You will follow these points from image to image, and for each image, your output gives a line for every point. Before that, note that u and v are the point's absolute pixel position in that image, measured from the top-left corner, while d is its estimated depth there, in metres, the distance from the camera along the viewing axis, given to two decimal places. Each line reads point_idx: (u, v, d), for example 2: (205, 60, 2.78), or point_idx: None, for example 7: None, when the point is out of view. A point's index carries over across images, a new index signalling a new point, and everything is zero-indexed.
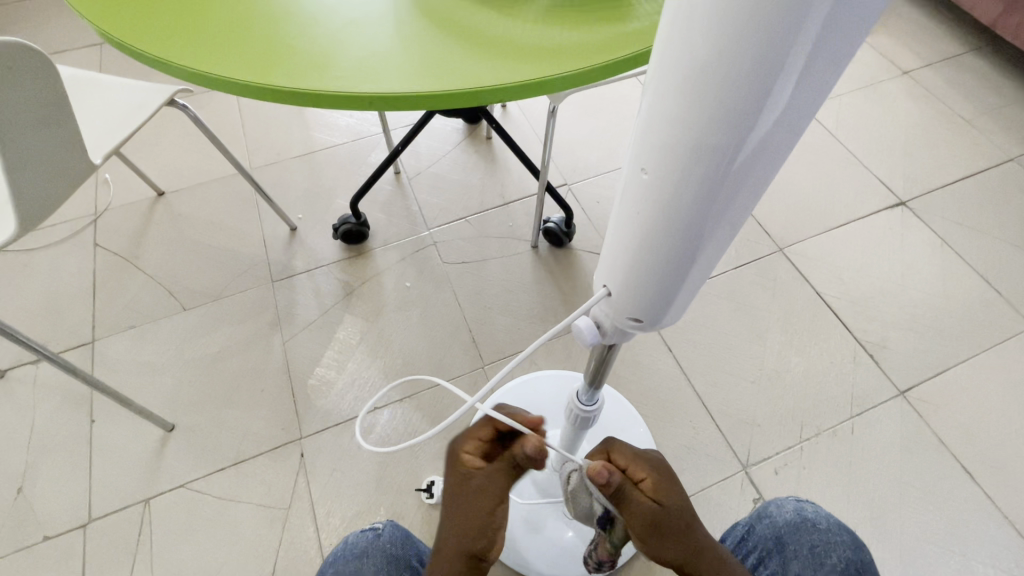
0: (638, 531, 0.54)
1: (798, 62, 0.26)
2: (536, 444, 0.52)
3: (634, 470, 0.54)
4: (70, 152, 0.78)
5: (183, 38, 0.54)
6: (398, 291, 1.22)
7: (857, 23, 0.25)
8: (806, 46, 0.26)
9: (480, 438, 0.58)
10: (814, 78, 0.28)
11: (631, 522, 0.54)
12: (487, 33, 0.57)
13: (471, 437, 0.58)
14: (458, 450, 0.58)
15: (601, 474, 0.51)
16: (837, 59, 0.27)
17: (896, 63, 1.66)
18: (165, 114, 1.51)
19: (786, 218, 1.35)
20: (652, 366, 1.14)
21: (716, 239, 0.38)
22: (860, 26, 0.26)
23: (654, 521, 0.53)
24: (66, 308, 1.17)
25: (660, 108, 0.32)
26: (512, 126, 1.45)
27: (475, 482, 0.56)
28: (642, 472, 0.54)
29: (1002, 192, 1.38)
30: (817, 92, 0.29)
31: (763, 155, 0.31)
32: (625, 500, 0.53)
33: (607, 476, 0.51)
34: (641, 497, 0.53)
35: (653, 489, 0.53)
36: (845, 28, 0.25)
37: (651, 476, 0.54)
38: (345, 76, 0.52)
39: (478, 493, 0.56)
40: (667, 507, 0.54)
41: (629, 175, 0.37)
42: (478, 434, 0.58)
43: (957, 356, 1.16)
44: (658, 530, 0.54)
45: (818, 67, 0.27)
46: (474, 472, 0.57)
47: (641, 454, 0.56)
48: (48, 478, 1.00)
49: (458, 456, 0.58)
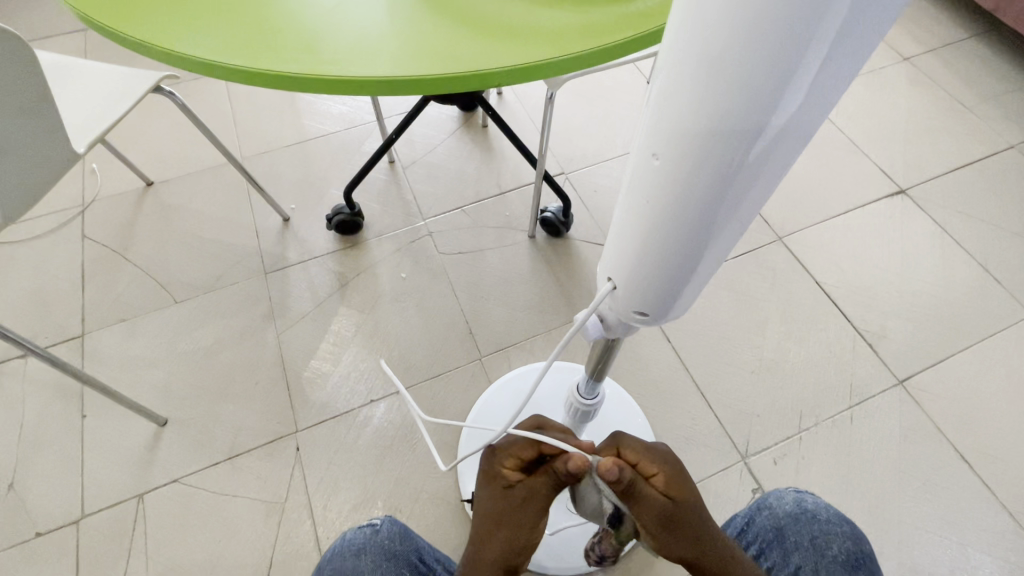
0: (652, 527, 0.53)
1: (823, 49, 0.24)
2: (579, 462, 0.51)
3: (645, 464, 0.54)
4: (53, 140, 0.76)
5: (168, 19, 0.52)
6: (393, 283, 1.20)
7: (888, 8, 0.23)
8: (832, 32, 0.24)
9: (518, 455, 0.57)
10: (837, 67, 0.26)
11: (643, 518, 0.53)
12: (485, 15, 0.54)
13: (510, 454, 0.57)
14: (495, 465, 0.58)
15: (613, 471, 0.50)
16: (862, 49, 0.25)
17: (897, 49, 1.64)
18: (152, 101, 1.48)
19: (785, 207, 1.33)
20: (651, 356, 1.13)
21: (726, 233, 0.36)
22: (890, 12, 0.24)
23: (667, 516, 0.53)
24: (54, 302, 1.15)
25: (673, 94, 0.30)
26: (508, 114, 1.43)
27: (516, 498, 0.56)
28: (653, 467, 0.54)
29: (1001, 179, 1.37)
30: (839, 83, 0.27)
31: (778, 147, 0.30)
32: (638, 497, 0.52)
33: (618, 473, 0.50)
34: (653, 491, 0.52)
35: (664, 483, 0.53)
36: (873, 16, 0.23)
37: (662, 470, 0.54)
38: (336, 59, 0.50)
39: (517, 508, 0.56)
40: (679, 500, 0.53)
41: (638, 163, 0.36)
42: (518, 452, 0.57)
43: (956, 345, 1.15)
44: (672, 525, 0.53)
45: (842, 55, 0.25)
46: (513, 487, 0.56)
47: (651, 449, 0.56)
48: (40, 475, 0.99)
49: (497, 470, 0.57)
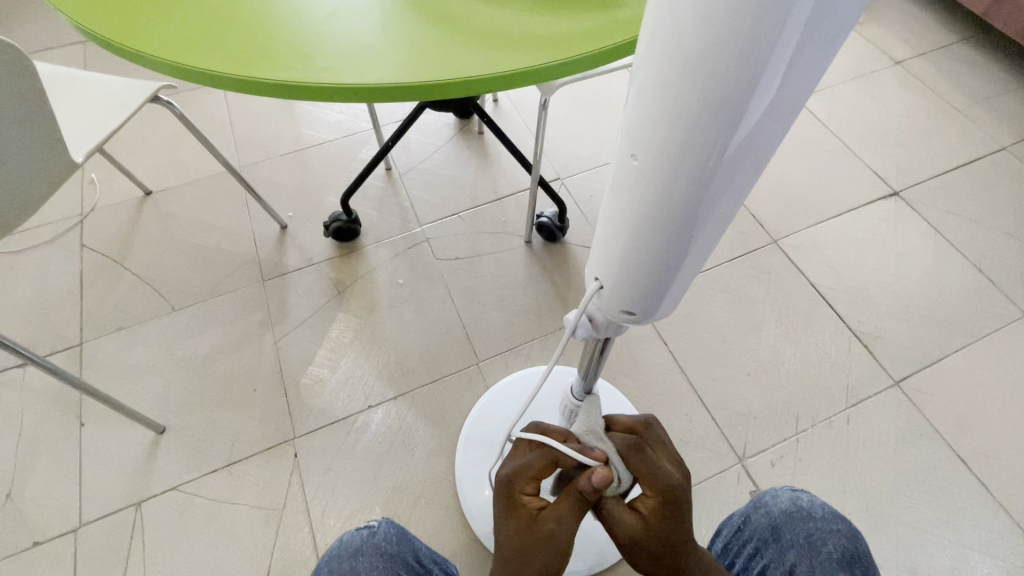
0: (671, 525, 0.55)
1: (783, 57, 0.26)
2: (602, 477, 0.52)
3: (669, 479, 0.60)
4: (51, 148, 0.77)
5: (168, 32, 0.53)
6: (390, 289, 1.20)
7: (844, 15, 0.25)
8: (791, 39, 0.25)
9: (536, 477, 0.57)
10: (800, 72, 0.27)
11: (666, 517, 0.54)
12: (476, 23, 0.55)
13: (527, 479, 0.57)
14: (514, 491, 0.57)
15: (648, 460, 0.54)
16: (821, 56, 0.27)
17: (888, 53, 1.66)
18: (150, 111, 1.49)
19: (779, 210, 1.34)
20: (648, 359, 1.14)
21: (706, 235, 0.38)
22: (845, 20, 0.25)
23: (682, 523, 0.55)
24: (53, 311, 1.16)
25: (649, 94, 0.31)
26: (504, 121, 1.44)
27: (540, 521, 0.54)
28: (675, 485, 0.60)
29: (993, 180, 1.38)
30: (802, 90, 0.28)
31: (749, 151, 0.31)
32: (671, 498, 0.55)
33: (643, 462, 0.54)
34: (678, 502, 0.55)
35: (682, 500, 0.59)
36: (830, 24, 0.25)
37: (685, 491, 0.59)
38: (330, 67, 0.51)
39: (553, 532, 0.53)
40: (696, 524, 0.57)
41: (619, 164, 0.36)
42: (532, 474, 0.57)
43: (952, 345, 1.16)
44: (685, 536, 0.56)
45: (803, 61, 0.26)
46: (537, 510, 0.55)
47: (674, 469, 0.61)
48: (37, 484, 0.99)
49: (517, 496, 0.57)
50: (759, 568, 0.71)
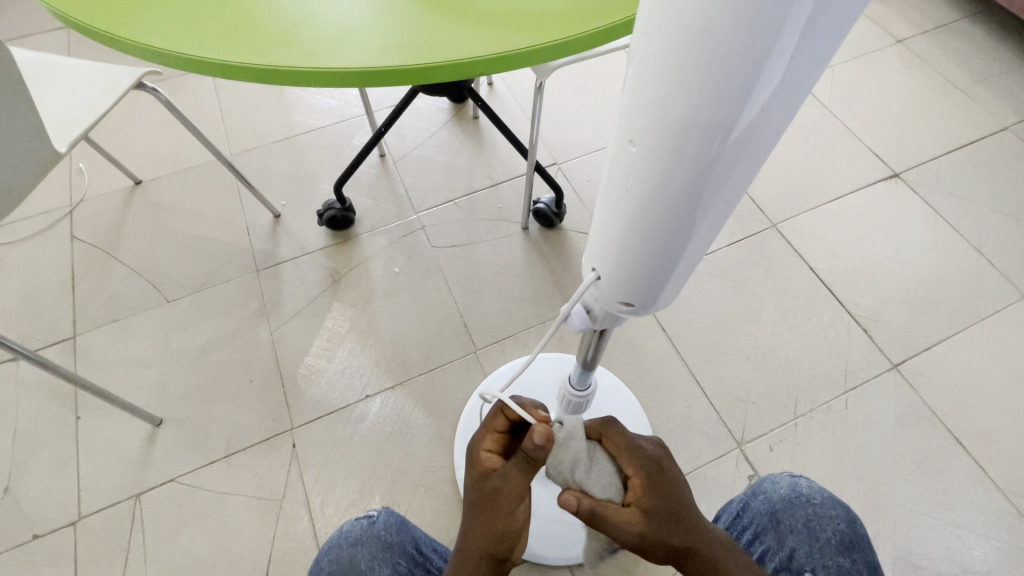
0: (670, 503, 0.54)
1: (790, 40, 0.24)
2: (542, 433, 0.50)
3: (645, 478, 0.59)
4: (32, 137, 0.74)
5: (146, 15, 0.51)
6: (386, 277, 1.19)
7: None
8: (798, 21, 0.23)
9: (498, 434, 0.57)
10: (808, 54, 0.25)
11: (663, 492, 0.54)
12: (467, 3, 0.54)
13: (489, 433, 0.57)
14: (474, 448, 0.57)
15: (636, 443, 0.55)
16: (829, 40, 0.25)
17: (889, 31, 1.63)
18: (138, 98, 1.46)
19: (778, 193, 1.32)
20: (646, 346, 1.13)
21: (708, 224, 0.36)
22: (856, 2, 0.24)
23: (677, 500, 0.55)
24: (45, 303, 1.14)
25: (648, 76, 0.29)
26: (499, 105, 1.42)
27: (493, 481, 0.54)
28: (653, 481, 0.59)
29: (994, 161, 1.37)
30: (809, 74, 0.27)
31: (752, 138, 0.30)
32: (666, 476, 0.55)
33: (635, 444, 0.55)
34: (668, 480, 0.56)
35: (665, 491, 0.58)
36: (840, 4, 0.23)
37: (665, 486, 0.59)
38: (316, 50, 0.49)
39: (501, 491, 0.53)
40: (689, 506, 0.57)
41: (617, 150, 0.35)
42: (495, 429, 0.57)
43: (951, 328, 1.15)
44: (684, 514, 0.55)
45: (811, 44, 0.25)
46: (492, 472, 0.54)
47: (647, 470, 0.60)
48: (35, 477, 0.99)
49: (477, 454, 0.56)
50: (757, 555, 0.70)
